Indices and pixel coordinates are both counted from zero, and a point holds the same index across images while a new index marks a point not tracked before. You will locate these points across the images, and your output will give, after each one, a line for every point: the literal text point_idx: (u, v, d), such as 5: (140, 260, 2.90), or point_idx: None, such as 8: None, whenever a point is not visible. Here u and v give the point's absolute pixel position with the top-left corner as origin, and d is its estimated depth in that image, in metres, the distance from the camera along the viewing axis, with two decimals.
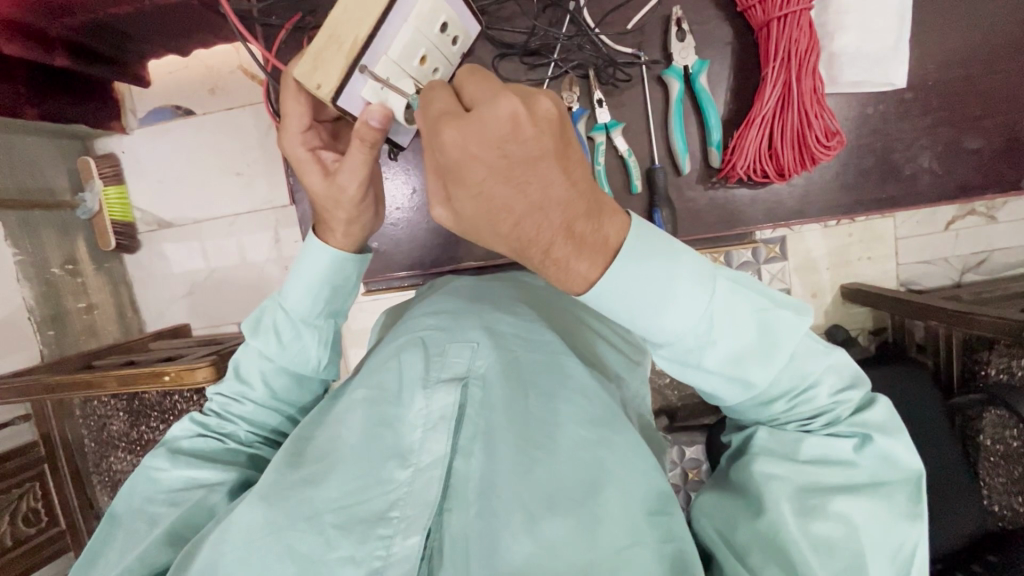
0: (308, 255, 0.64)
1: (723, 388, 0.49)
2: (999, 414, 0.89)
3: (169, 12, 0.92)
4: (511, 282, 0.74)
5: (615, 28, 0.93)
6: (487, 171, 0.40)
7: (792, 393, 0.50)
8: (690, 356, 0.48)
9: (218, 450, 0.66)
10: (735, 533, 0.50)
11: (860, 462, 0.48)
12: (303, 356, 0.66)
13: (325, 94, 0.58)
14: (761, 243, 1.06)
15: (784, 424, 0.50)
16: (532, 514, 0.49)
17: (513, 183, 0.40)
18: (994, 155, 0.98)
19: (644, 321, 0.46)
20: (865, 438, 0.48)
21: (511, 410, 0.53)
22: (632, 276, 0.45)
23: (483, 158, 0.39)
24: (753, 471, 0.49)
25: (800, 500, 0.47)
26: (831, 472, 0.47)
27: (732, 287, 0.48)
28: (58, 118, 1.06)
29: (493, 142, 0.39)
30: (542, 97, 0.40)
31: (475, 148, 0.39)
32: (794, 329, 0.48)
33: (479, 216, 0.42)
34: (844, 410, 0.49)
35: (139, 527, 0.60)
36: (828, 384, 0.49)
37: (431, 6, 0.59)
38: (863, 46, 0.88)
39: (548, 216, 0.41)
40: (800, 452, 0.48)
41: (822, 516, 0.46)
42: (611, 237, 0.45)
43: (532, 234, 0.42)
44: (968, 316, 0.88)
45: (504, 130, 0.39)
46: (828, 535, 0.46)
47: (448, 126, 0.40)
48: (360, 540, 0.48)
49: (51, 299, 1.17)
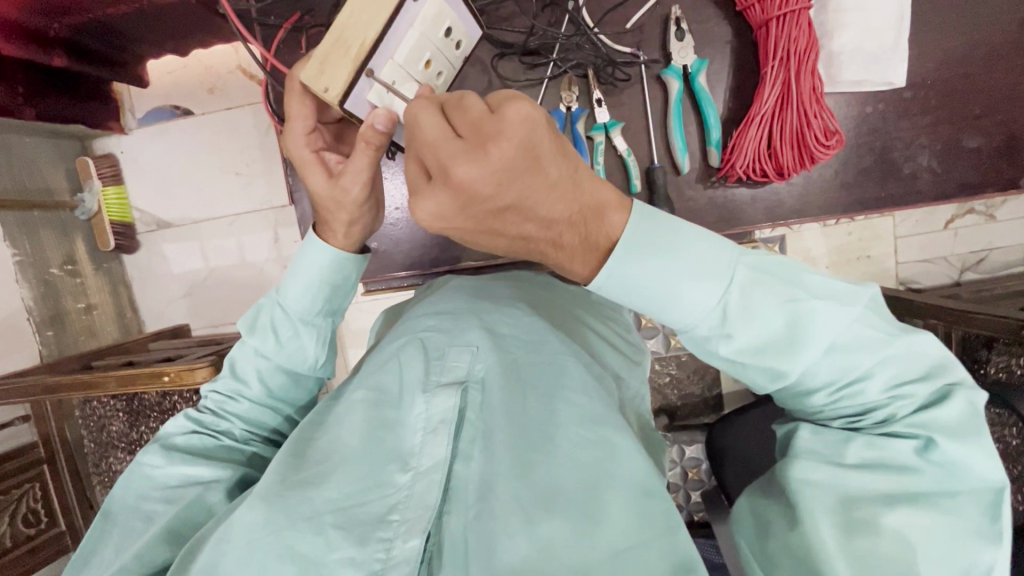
0: (307, 254, 0.64)
1: (747, 375, 0.49)
2: (999, 412, 0.88)
3: (167, 12, 0.92)
4: (512, 282, 0.74)
5: (615, 27, 0.93)
6: (464, 225, 0.45)
7: (836, 386, 0.48)
8: (707, 343, 0.49)
9: (213, 447, 0.66)
10: (770, 541, 0.51)
11: (924, 468, 0.45)
12: (301, 354, 0.67)
13: (333, 96, 0.57)
14: (760, 242, 1.04)
15: (828, 420, 0.50)
16: (531, 517, 0.48)
17: (490, 227, 0.45)
18: (993, 154, 0.98)
19: (659, 310, 0.48)
20: (929, 442, 0.45)
21: (511, 413, 0.54)
22: (651, 266, 0.46)
23: (450, 223, 0.44)
24: (792, 479, 0.48)
25: (842, 510, 0.46)
26: (883, 479, 0.46)
27: (753, 276, 0.47)
28: (56, 118, 1.06)
29: (460, 209, 0.43)
30: (495, 149, 0.40)
31: (447, 212, 0.44)
32: (830, 317, 0.46)
33: (473, 240, 0.48)
34: (902, 408, 0.47)
35: (137, 525, 0.60)
36: (883, 377, 0.47)
37: (436, 11, 0.61)
38: (863, 45, 0.88)
39: (532, 240, 0.45)
40: (846, 457, 0.47)
41: (868, 531, 0.45)
42: (602, 237, 0.46)
43: (519, 249, 0.47)
44: (968, 314, 0.89)
45: (465, 199, 0.42)
46: (877, 551, 0.44)
47: (416, 195, 0.45)
48: (360, 542, 0.48)
49: (50, 299, 1.17)
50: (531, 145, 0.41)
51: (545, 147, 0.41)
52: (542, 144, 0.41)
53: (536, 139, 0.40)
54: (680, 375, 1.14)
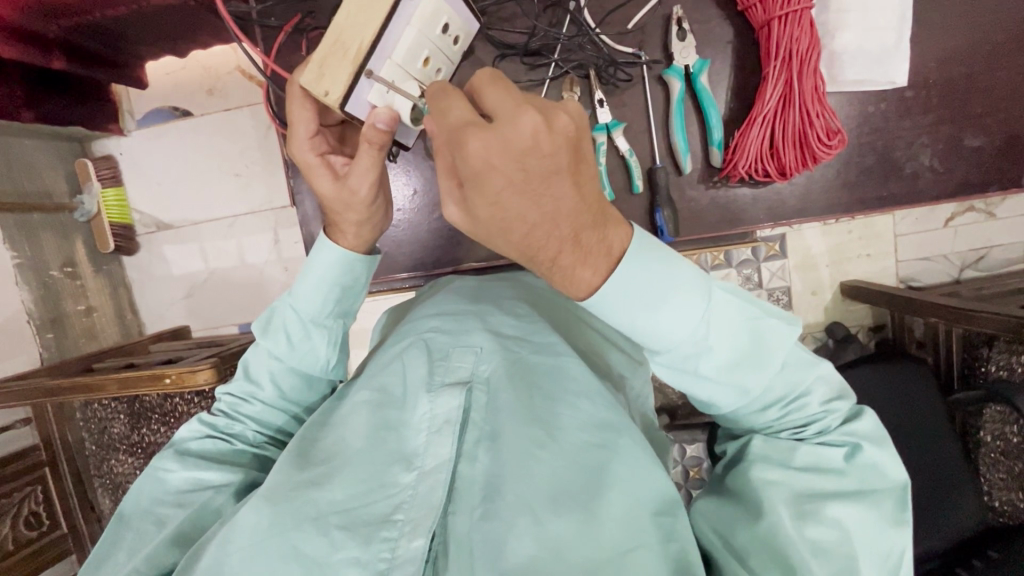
0: (317, 255, 0.63)
1: (718, 393, 0.49)
2: (999, 410, 0.89)
3: (167, 13, 0.91)
4: (513, 282, 0.74)
5: (616, 28, 0.93)
6: (506, 182, 0.39)
7: (784, 400, 0.50)
8: (687, 362, 0.48)
9: (226, 451, 0.66)
10: (735, 536, 0.50)
11: (850, 471, 0.49)
12: (313, 355, 0.66)
13: (334, 100, 0.57)
14: (761, 241, 1.04)
15: (776, 432, 0.51)
16: (538, 514, 0.48)
17: (530, 196, 0.39)
18: (993, 152, 0.99)
19: (651, 326, 0.46)
20: (855, 447, 0.49)
21: (515, 412, 0.53)
22: (633, 276, 0.45)
23: (504, 169, 0.38)
24: (750, 478, 0.50)
25: (794, 505, 0.48)
26: (825, 479, 0.48)
27: (726, 295, 0.48)
28: (55, 121, 1.06)
29: (515, 156, 0.38)
30: (564, 111, 0.39)
31: (498, 159, 0.38)
32: (780, 337, 0.49)
33: (492, 223, 0.41)
34: (834, 420, 0.50)
35: (146, 528, 0.60)
36: (820, 392, 0.50)
37: (433, 8, 0.60)
38: (864, 45, 0.88)
39: (558, 229, 0.41)
40: (794, 460, 0.49)
41: (817, 520, 0.47)
42: (614, 245, 0.44)
43: (537, 244, 0.41)
44: (968, 313, 0.88)
45: (527, 146, 0.38)
46: (822, 539, 0.47)
47: (471, 136, 0.39)
48: (365, 542, 0.48)
49: (50, 302, 1.17)
50: (587, 130, 0.41)
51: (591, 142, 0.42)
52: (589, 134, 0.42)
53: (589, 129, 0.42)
54: None
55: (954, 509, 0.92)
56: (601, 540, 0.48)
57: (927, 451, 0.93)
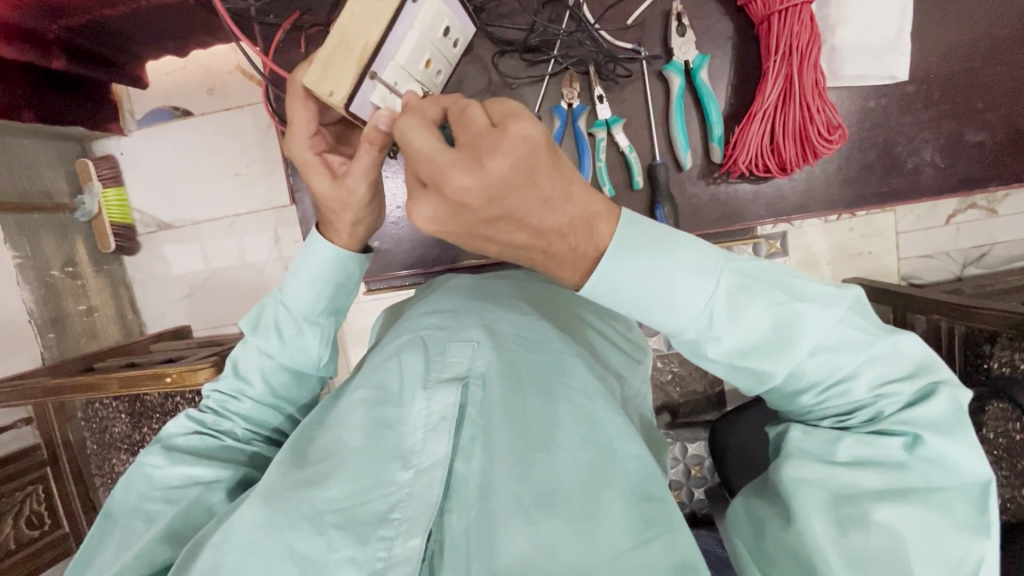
0: (311, 251, 0.63)
1: (731, 377, 0.50)
2: (1003, 407, 0.88)
3: (167, 12, 0.91)
4: (510, 279, 0.74)
5: (615, 24, 0.93)
6: (456, 233, 0.44)
7: (823, 386, 0.48)
8: (694, 347, 0.49)
9: (214, 447, 0.66)
10: (767, 540, 0.50)
11: (912, 464, 0.46)
12: (305, 352, 0.66)
13: (338, 100, 0.56)
14: (762, 238, 1.05)
15: (820, 418, 0.50)
16: (530, 515, 0.48)
17: (481, 234, 0.44)
18: (995, 147, 0.98)
19: (653, 315, 0.47)
20: (916, 438, 0.46)
21: (512, 410, 0.54)
22: (641, 268, 0.45)
23: (446, 229, 0.43)
24: (784, 477, 0.48)
25: (835, 508, 0.46)
26: (871, 475, 0.46)
27: (738, 279, 0.47)
28: (58, 119, 1.07)
29: (452, 219, 0.42)
30: (489, 164, 0.39)
31: (440, 220, 0.43)
32: (813, 322, 0.47)
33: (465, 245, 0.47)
34: (889, 405, 0.47)
35: (140, 525, 0.60)
36: (869, 376, 0.47)
37: (436, 11, 0.61)
38: (865, 39, 0.87)
39: (521, 249, 0.44)
40: (838, 454, 0.47)
41: (862, 527, 0.45)
42: (590, 250, 0.45)
43: (512, 257, 0.46)
44: (970, 309, 0.88)
45: (456, 211, 0.41)
46: (870, 546, 0.44)
47: (413, 203, 0.44)
48: (361, 541, 0.48)
49: (51, 301, 1.17)
50: (529, 164, 0.39)
51: (541, 167, 0.40)
52: (532, 163, 0.40)
53: (534, 157, 0.39)
54: (681, 371, 1.14)
55: None
56: (600, 541, 0.47)
57: None
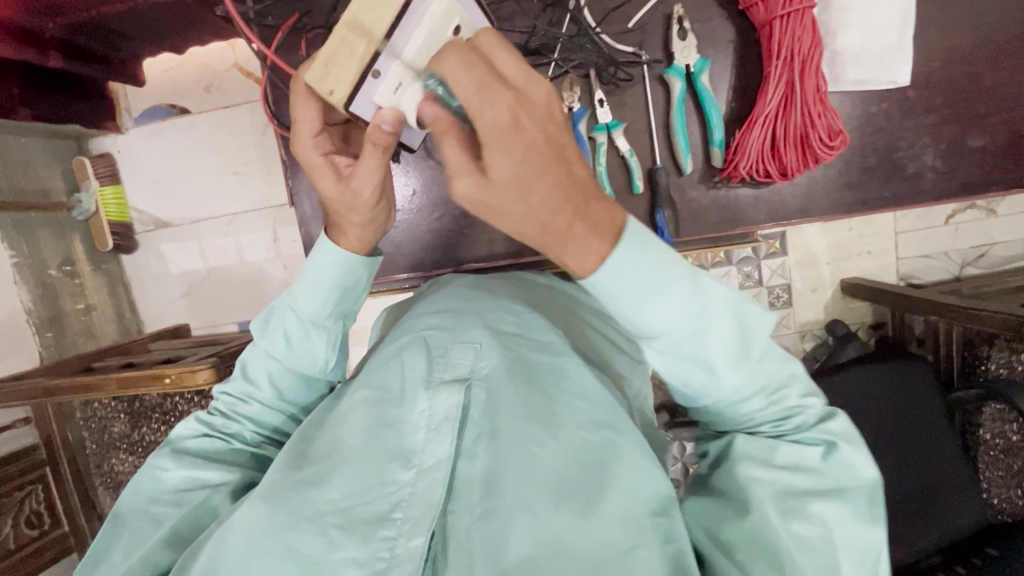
0: (318, 254, 0.63)
1: (706, 379, 0.49)
2: (999, 408, 0.90)
3: (164, 10, 0.90)
4: (515, 281, 0.74)
5: (616, 27, 0.92)
6: (529, 143, 0.40)
7: (769, 390, 0.50)
8: (676, 344, 0.47)
9: (223, 450, 0.66)
10: (721, 532, 0.51)
11: (825, 470, 0.49)
12: (311, 356, 0.66)
13: (339, 99, 0.55)
14: (761, 240, 1.05)
15: (759, 424, 0.51)
16: (536, 511, 0.49)
17: (551, 154, 0.41)
18: (996, 151, 0.98)
19: (628, 313, 0.46)
20: (831, 446, 0.49)
21: (516, 409, 0.53)
22: (615, 256, 0.44)
23: (529, 128, 0.40)
24: (737, 476, 0.50)
25: (780, 502, 0.48)
26: (802, 478, 0.49)
27: (711, 279, 0.48)
28: (53, 117, 1.05)
29: (536, 124, 0.41)
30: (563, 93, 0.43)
31: (523, 120, 0.40)
32: (762, 322, 0.49)
33: (513, 188, 0.41)
34: (811, 416, 0.51)
35: (143, 527, 0.60)
36: (798, 387, 0.51)
37: (446, 8, 0.56)
38: (866, 44, 0.87)
39: (574, 191, 0.42)
40: (776, 459, 0.50)
41: (801, 517, 0.48)
42: (619, 215, 0.45)
43: (557, 210, 0.42)
44: (968, 312, 0.87)
45: (544, 113, 0.41)
46: (807, 536, 0.47)
47: (499, 96, 0.40)
48: (363, 542, 0.48)
49: (49, 301, 1.17)
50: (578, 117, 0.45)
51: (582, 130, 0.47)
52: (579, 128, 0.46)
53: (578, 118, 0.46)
54: None
55: (952, 505, 0.92)
56: (601, 538, 0.48)
57: (929, 451, 0.94)
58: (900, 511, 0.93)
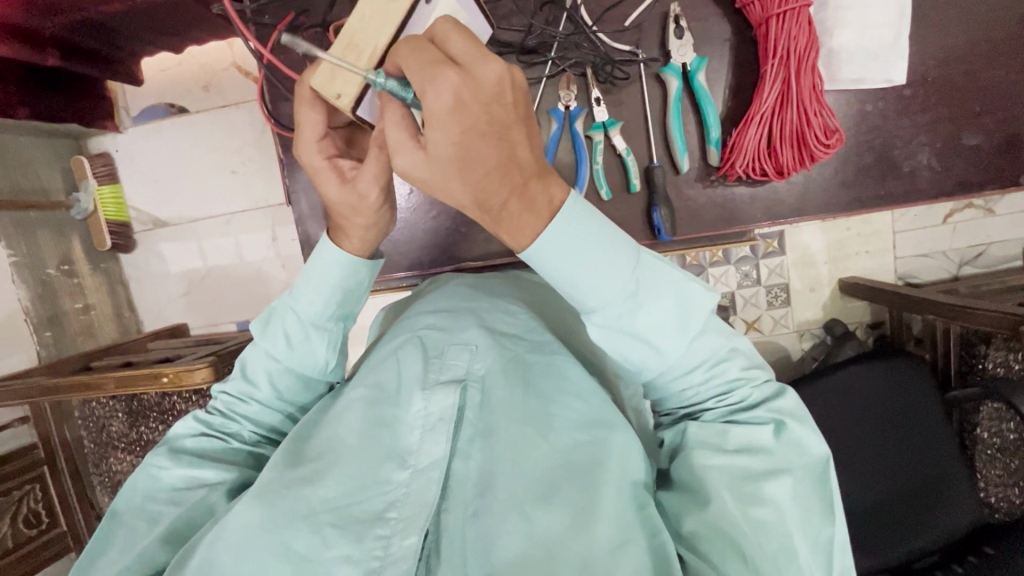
0: (321, 256, 0.62)
1: (646, 356, 0.50)
2: (995, 407, 0.91)
3: (161, 9, 0.90)
4: (512, 282, 0.74)
5: (613, 25, 0.93)
6: (469, 126, 0.40)
7: (709, 364, 0.52)
8: (616, 321, 0.48)
9: (220, 448, 0.66)
10: (683, 523, 0.50)
11: (778, 449, 0.49)
12: (311, 358, 0.66)
13: (346, 104, 0.53)
14: (759, 239, 1.04)
15: (701, 401, 0.52)
16: (527, 511, 0.49)
17: (491, 138, 0.41)
18: (993, 150, 0.98)
19: (576, 289, 0.47)
20: (780, 424, 0.49)
21: (511, 409, 0.53)
22: (560, 234, 0.45)
23: (471, 110, 0.40)
24: (694, 466, 0.50)
25: (737, 488, 0.48)
26: (753, 459, 0.49)
27: (651, 257, 0.50)
28: (51, 117, 1.05)
29: (479, 105, 0.40)
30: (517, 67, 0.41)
31: (467, 102, 0.40)
32: (704, 299, 0.50)
33: (451, 169, 0.42)
34: (755, 391, 0.51)
35: (141, 526, 0.60)
36: (739, 360, 0.52)
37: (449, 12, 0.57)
38: (863, 43, 0.87)
39: (510, 173, 0.42)
40: (728, 442, 0.49)
41: (757, 503, 0.47)
42: (556, 194, 0.46)
43: (492, 191, 0.43)
44: (965, 311, 0.87)
45: (491, 93, 0.40)
46: (764, 520, 0.47)
47: (443, 79, 0.39)
48: (356, 540, 0.48)
49: (47, 300, 1.17)
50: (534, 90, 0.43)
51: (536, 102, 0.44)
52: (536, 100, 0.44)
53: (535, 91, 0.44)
54: None
55: (949, 504, 0.92)
56: (594, 535, 0.47)
57: (927, 450, 0.94)
58: (899, 510, 0.93)
